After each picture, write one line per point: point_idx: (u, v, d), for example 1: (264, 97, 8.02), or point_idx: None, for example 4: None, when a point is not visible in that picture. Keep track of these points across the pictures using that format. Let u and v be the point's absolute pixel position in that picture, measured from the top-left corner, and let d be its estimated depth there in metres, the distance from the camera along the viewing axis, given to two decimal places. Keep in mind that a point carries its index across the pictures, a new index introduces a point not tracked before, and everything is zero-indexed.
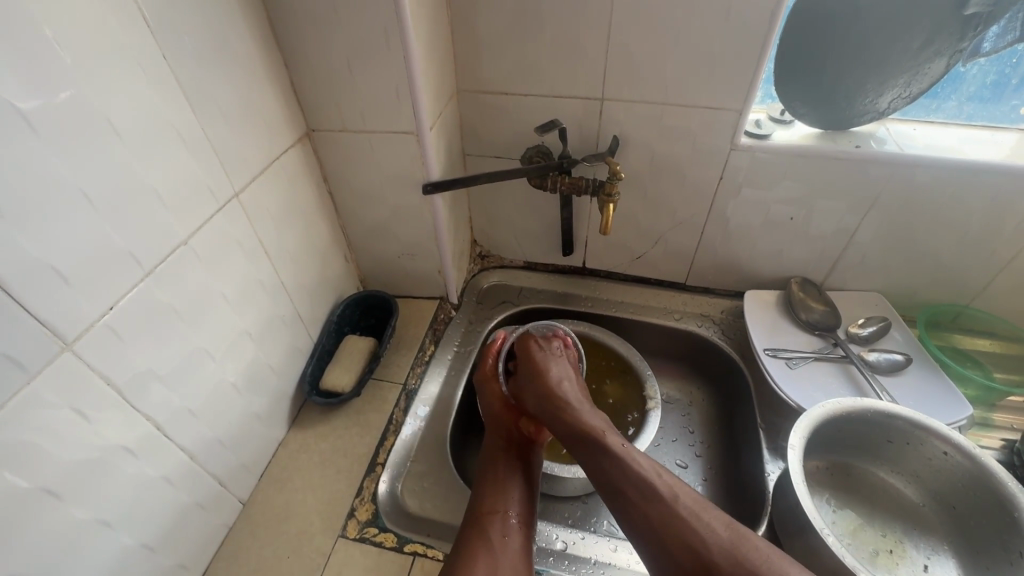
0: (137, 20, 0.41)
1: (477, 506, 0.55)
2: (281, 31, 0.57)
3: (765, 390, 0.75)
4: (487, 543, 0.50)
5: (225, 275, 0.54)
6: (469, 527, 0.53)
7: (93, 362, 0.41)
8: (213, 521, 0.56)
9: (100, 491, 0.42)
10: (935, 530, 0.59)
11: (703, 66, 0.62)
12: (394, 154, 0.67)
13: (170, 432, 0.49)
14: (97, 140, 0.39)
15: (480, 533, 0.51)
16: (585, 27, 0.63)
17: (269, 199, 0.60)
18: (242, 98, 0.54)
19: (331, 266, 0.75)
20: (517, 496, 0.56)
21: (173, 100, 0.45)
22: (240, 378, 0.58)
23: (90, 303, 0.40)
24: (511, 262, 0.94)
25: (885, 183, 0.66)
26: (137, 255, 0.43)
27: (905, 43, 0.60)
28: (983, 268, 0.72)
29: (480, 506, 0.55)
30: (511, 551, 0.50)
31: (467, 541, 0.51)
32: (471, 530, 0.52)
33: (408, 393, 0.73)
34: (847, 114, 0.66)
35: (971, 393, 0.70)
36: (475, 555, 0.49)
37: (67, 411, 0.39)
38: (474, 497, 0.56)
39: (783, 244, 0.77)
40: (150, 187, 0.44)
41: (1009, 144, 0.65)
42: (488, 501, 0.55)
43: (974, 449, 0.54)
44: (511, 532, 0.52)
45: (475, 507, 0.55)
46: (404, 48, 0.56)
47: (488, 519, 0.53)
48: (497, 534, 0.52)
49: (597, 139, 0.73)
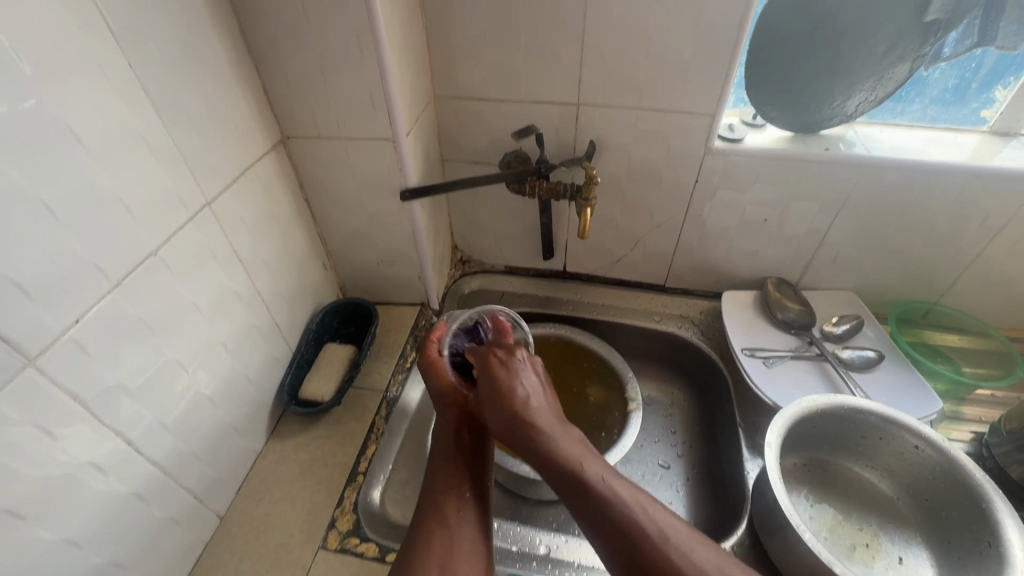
0: (100, 28, 0.40)
1: (432, 486, 0.52)
2: (252, 37, 0.57)
3: (744, 389, 0.76)
4: (442, 523, 0.48)
5: (197, 285, 0.53)
6: (420, 508, 0.50)
7: (58, 377, 0.40)
8: (188, 536, 0.55)
9: (67, 510, 0.41)
10: (909, 522, 0.61)
11: (675, 71, 0.63)
12: (370, 160, 0.66)
13: (141, 447, 0.48)
14: (60, 150, 0.38)
15: (436, 511, 0.49)
16: (559, 33, 0.64)
17: (242, 207, 0.59)
18: (212, 104, 0.53)
19: (308, 273, 0.74)
20: (473, 475, 0.53)
21: (139, 108, 0.45)
22: (215, 390, 0.57)
23: (54, 317, 0.39)
24: (492, 267, 0.94)
25: (855, 184, 0.68)
26: (104, 267, 0.43)
27: (869, 49, 0.61)
28: (950, 266, 0.74)
29: (433, 486, 0.52)
30: (463, 527, 0.48)
31: (421, 518, 0.49)
32: (425, 511, 0.50)
33: (390, 401, 0.72)
34: (816, 118, 0.68)
35: (943, 387, 0.72)
36: (430, 538, 0.47)
37: (30, 428, 0.38)
38: (428, 474, 0.53)
39: (758, 245, 0.79)
40: (117, 196, 0.43)
41: (971, 146, 0.67)
42: (439, 480, 0.52)
43: (943, 442, 0.56)
44: (466, 508, 0.50)
45: (430, 484, 0.52)
46: (377, 53, 0.56)
47: (441, 497, 0.50)
48: (453, 513, 0.49)
49: (574, 143, 0.73)
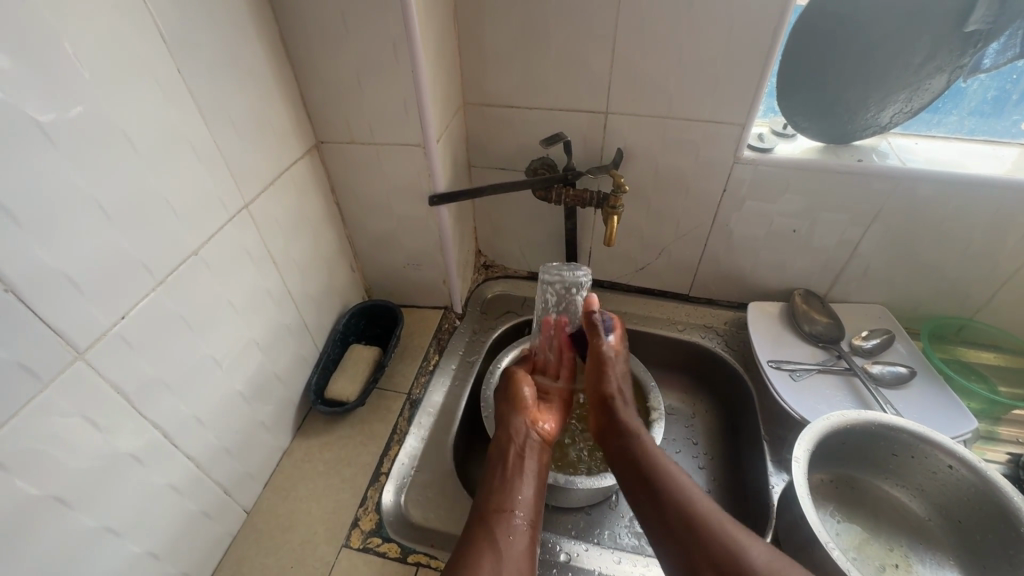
0: (154, 37, 0.42)
1: (485, 505, 0.56)
2: (292, 45, 0.58)
3: (769, 402, 0.74)
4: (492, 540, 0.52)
5: (233, 285, 0.54)
6: (477, 518, 0.55)
7: (104, 371, 0.41)
8: (217, 529, 0.56)
9: (109, 498, 0.43)
10: (941, 544, 0.59)
11: (706, 82, 0.63)
12: (401, 166, 0.67)
13: (177, 440, 0.49)
14: (111, 151, 0.40)
15: (486, 528, 0.53)
16: (589, 43, 0.64)
17: (277, 210, 0.61)
18: (253, 110, 0.55)
19: (336, 275, 0.75)
20: (527, 500, 0.57)
21: (186, 113, 0.46)
22: (246, 387, 0.58)
23: (103, 313, 0.41)
24: (515, 272, 0.94)
25: (888, 196, 0.67)
26: (149, 265, 0.44)
27: (906, 59, 0.60)
28: (987, 280, 0.72)
29: (486, 506, 0.56)
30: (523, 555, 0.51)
31: (473, 536, 0.52)
32: (476, 527, 0.54)
33: (413, 403, 0.73)
34: (849, 129, 0.67)
35: (977, 406, 0.70)
36: (479, 552, 0.50)
37: (77, 419, 0.39)
38: (483, 499, 0.57)
39: (787, 256, 0.78)
40: (163, 197, 0.45)
41: (1011, 159, 0.65)
42: (496, 499, 0.56)
43: (979, 462, 0.54)
44: (517, 533, 0.53)
45: (482, 505, 0.56)
46: (412, 61, 0.57)
47: (495, 517, 0.54)
48: (504, 533, 0.53)
49: (601, 151, 0.74)
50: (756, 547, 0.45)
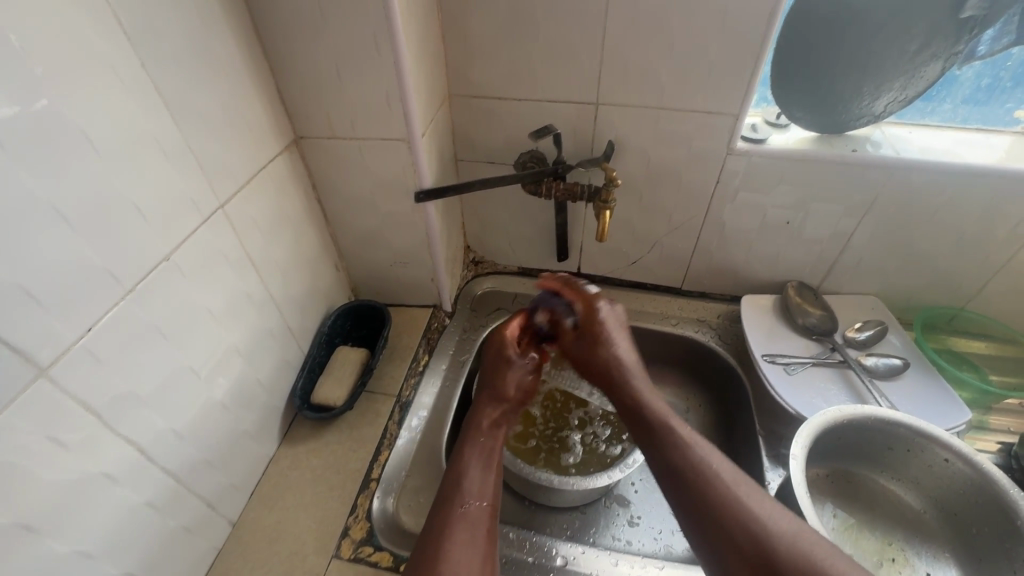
0: (113, 26, 0.39)
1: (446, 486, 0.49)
2: (265, 35, 0.55)
3: (764, 397, 0.74)
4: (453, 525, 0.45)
5: (211, 290, 0.52)
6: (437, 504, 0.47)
7: (70, 387, 0.39)
8: (200, 543, 0.54)
9: (81, 520, 0.41)
10: (936, 537, 0.59)
11: (698, 72, 0.62)
12: (384, 161, 0.65)
13: (154, 455, 0.47)
14: (71, 150, 0.37)
15: (447, 512, 0.46)
16: (579, 32, 0.62)
17: (256, 210, 0.58)
18: (226, 107, 0.52)
19: (320, 276, 0.73)
20: (491, 479, 0.50)
21: (153, 109, 0.44)
22: (228, 395, 0.56)
23: (67, 326, 0.38)
24: (505, 268, 0.92)
25: (883, 186, 0.66)
26: (116, 272, 0.41)
27: (902, 46, 0.59)
28: (979, 269, 0.72)
29: (449, 486, 0.48)
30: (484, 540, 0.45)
31: (432, 523, 0.45)
32: (437, 511, 0.46)
33: (402, 405, 0.71)
34: (843, 118, 0.66)
35: (969, 396, 0.70)
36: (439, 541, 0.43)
37: (41, 439, 0.37)
38: (449, 482, 0.49)
39: (780, 247, 0.77)
40: (130, 200, 0.42)
41: (1004, 147, 0.64)
42: (459, 478, 0.49)
43: (973, 455, 0.54)
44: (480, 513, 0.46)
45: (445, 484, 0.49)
46: (394, 53, 0.54)
47: (454, 500, 0.47)
48: (466, 516, 0.46)
49: (592, 143, 0.72)
50: (781, 518, 0.40)
